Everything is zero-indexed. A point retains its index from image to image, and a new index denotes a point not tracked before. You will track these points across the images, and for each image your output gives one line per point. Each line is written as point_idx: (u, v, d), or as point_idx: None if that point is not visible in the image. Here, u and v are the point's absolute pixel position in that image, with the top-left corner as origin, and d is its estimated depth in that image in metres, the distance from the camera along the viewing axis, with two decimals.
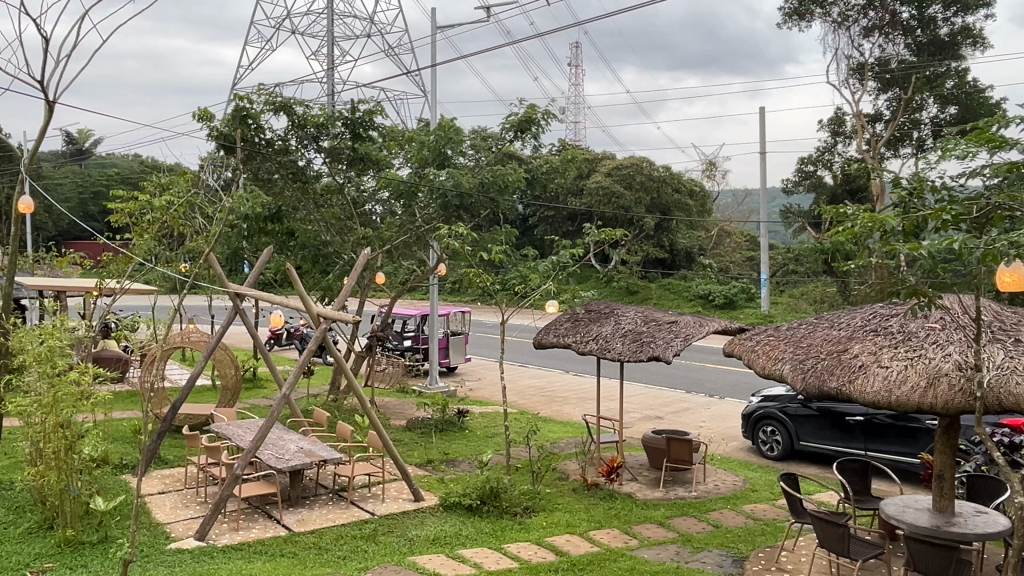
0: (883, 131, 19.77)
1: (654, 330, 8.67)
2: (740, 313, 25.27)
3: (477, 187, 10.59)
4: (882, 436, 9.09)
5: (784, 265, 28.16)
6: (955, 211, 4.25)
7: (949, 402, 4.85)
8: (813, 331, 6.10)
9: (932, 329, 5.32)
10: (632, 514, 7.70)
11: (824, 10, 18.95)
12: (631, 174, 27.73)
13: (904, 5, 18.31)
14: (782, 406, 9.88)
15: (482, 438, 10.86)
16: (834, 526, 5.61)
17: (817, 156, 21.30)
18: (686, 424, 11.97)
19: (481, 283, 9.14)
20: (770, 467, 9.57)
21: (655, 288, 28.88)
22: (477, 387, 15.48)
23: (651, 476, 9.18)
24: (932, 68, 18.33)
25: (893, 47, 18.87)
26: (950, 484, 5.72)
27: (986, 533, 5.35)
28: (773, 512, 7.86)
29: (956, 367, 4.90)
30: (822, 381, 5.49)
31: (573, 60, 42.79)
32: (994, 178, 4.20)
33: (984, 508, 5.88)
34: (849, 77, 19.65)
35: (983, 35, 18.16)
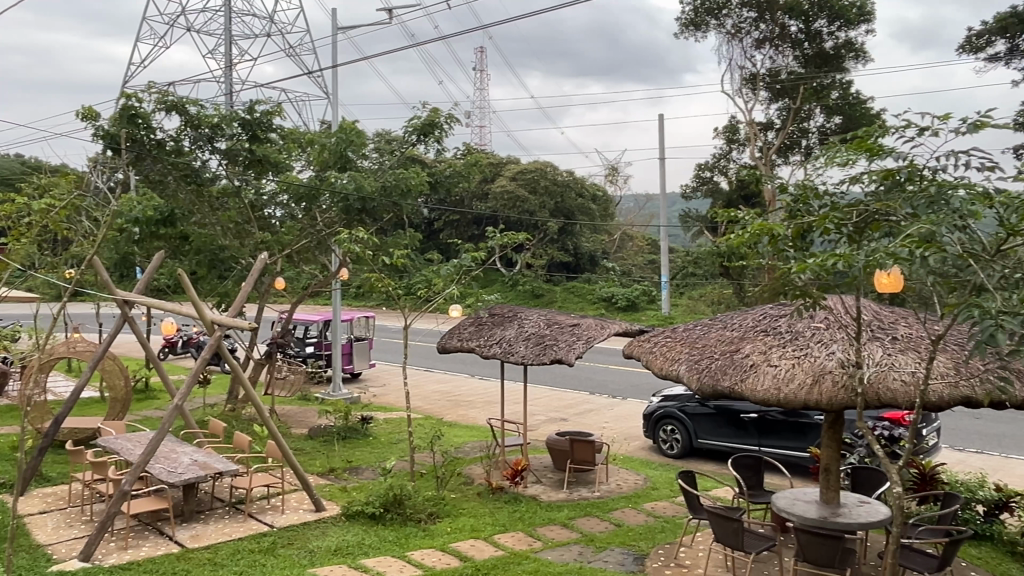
0: (774, 139, 20.64)
1: (557, 334, 8.74)
2: (643, 314, 25.97)
3: (378, 191, 10.46)
4: (775, 431, 9.45)
5: (684, 268, 28.98)
6: (837, 218, 4.43)
7: (833, 398, 5.05)
8: (708, 332, 6.28)
9: (817, 329, 5.56)
10: (536, 516, 7.73)
11: (718, 21, 19.67)
12: (536, 178, 28.01)
13: (792, 19, 19.05)
14: (680, 406, 10.13)
15: (386, 445, 10.73)
16: (729, 521, 5.78)
17: (714, 163, 22.03)
18: (589, 425, 12.15)
19: (383, 288, 9.02)
20: (670, 465, 9.82)
21: (560, 291, 29.23)
22: (382, 393, 15.30)
23: (556, 477, 9.26)
24: (819, 80, 19.23)
25: (783, 59, 19.76)
26: (836, 476, 6.00)
27: (869, 521, 5.61)
28: (672, 509, 8.06)
29: (839, 365, 5.13)
30: (715, 381, 5.64)
31: (479, 65, 42.96)
32: (872, 185, 4.40)
33: (867, 498, 6.18)
34: (742, 87, 20.45)
35: (865, 49, 18.90)
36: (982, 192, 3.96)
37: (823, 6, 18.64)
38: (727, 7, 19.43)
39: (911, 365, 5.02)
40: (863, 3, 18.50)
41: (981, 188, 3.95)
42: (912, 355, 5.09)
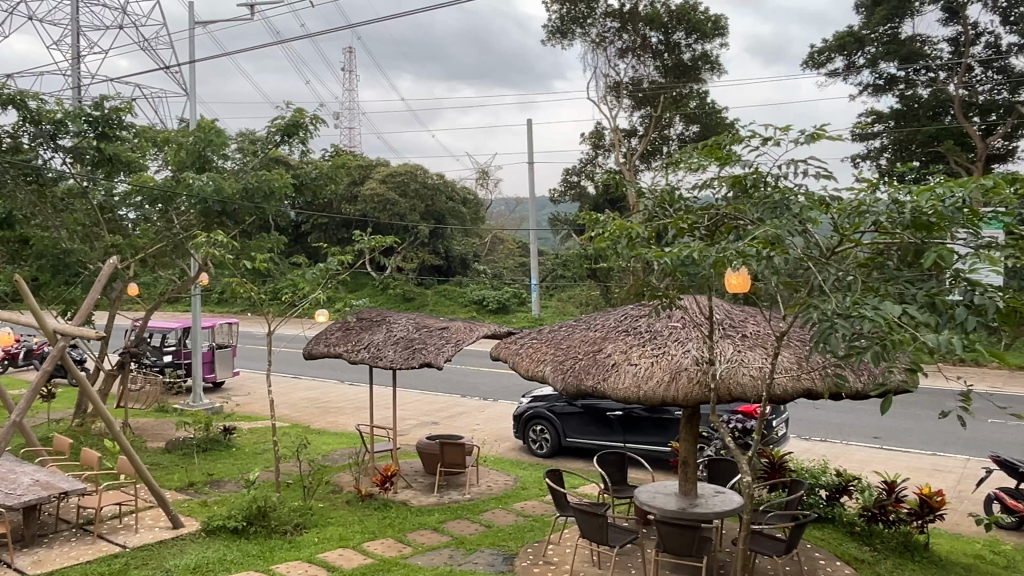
0: (637, 146, 21.43)
1: (426, 337, 8.70)
2: (514, 316, 26.28)
3: (239, 193, 10.09)
4: (639, 428, 9.79)
5: (553, 270, 29.59)
6: (690, 220, 4.61)
7: (689, 394, 5.27)
8: (571, 333, 6.42)
9: (673, 328, 5.80)
10: (407, 522, 7.67)
11: (583, 30, 20.15)
12: (405, 181, 27.71)
13: (652, 30, 19.78)
14: (549, 405, 10.32)
15: (250, 456, 10.37)
16: (594, 517, 5.93)
17: (581, 168, 22.61)
18: (460, 428, 12.18)
19: (245, 293, 8.69)
20: (539, 465, 9.97)
21: (431, 294, 29.16)
22: (245, 402, 14.77)
23: (426, 481, 9.22)
24: (678, 89, 20.14)
25: (644, 69, 20.49)
26: (693, 469, 6.27)
27: (724, 510, 5.89)
28: (541, 508, 8.18)
29: (694, 361, 5.36)
30: (579, 380, 5.79)
31: (347, 65, 42.18)
32: (722, 190, 4.61)
33: (722, 488, 6.50)
34: (606, 94, 21.08)
35: (720, 62, 19.97)
36: (819, 199, 4.22)
37: (681, 19, 19.46)
38: (592, 17, 19.95)
39: (759, 360, 5.33)
40: (718, 18, 19.51)
41: (819, 196, 4.21)
42: (760, 351, 5.40)
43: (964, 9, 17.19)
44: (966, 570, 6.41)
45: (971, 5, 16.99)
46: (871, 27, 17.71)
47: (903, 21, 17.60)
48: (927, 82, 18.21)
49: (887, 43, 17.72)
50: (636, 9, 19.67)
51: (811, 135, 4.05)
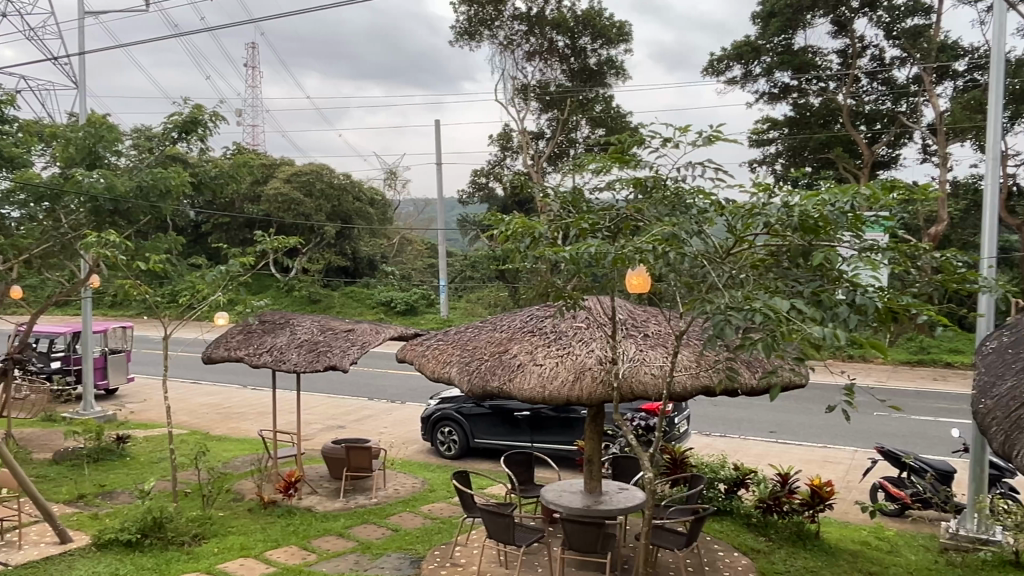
0: (544, 148, 21.68)
1: (331, 340, 8.55)
2: (422, 318, 26.15)
3: (134, 191, 9.67)
4: (546, 428, 9.89)
5: (462, 272, 29.62)
6: (592, 219, 4.66)
7: (592, 393, 5.36)
8: (478, 334, 6.43)
9: (578, 329, 5.89)
10: (311, 528, 7.52)
11: (491, 33, 20.21)
12: (311, 181, 27.10)
13: (559, 34, 20.01)
14: (457, 406, 10.31)
15: (145, 465, 9.95)
16: (500, 517, 5.95)
17: (489, 169, 22.69)
18: (366, 431, 12.01)
19: (139, 295, 8.33)
20: (447, 467, 9.95)
21: (337, 296, 28.73)
22: (141, 409, 14.17)
23: (331, 486, 9.05)
24: (584, 93, 20.49)
25: (551, 72, 20.72)
26: (598, 467, 6.38)
27: (628, 507, 6.02)
28: (449, 510, 8.16)
29: (597, 361, 5.46)
30: (485, 381, 5.80)
31: (250, 61, 41.08)
32: (624, 192, 4.69)
33: (626, 485, 6.64)
34: (514, 97, 21.22)
35: (624, 67, 20.39)
36: (715, 200, 4.35)
37: (587, 24, 19.76)
38: (499, 19, 20.01)
39: (660, 360, 5.46)
40: (622, 24, 19.93)
41: (715, 197, 4.34)
42: (661, 351, 5.54)
43: (851, 22, 18.07)
44: (854, 556, 6.72)
45: (857, 19, 17.87)
46: (766, 38, 18.37)
47: (796, 33, 18.36)
48: (818, 91, 19.04)
49: (780, 53, 18.47)
50: (542, 13, 19.84)
51: (708, 136, 4.16)
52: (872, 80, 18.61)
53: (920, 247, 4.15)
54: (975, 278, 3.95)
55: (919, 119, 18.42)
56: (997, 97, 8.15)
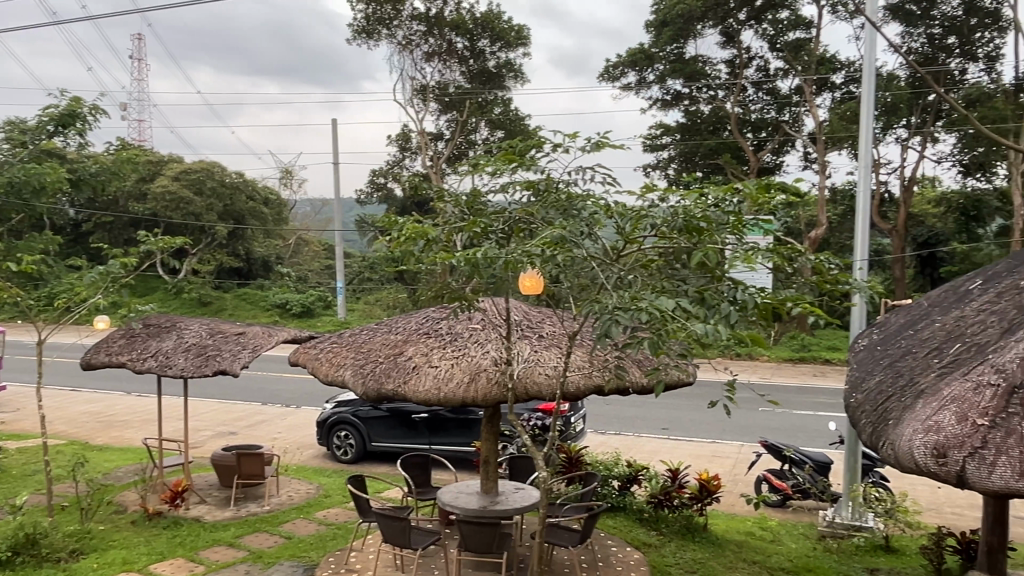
0: (443, 149, 21.65)
1: (220, 343, 8.28)
2: (319, 320, 25.66)
3: (4, 187, 9.07)
4: (444, 429, 9.88)
5: (360, 273, 29.25)
6: (484, 222, 4.63)
7: (487, 394, 5.39)
8: (373, 336, 6.37)
9: (474, 330, 5.91)
10: (199, 539, 7.25)
11: (389, 32, 20.01)
12: (201, 179, 25.95)
13: (458, 36, 20.02)
14: (354, 410, 10.16)
15: (17, 479, 9.35)
16: (396, 521, 5.89)
17: (387, 169, 22.47)
18: (259, 437, 11.66)
19: (10, 298, 7.82)
20: (343, 472, 9.80)
21: (230, 298, 27.84)
22: (12, 419, 13.31)
23: (221, 495, 8.76)
24: (483, 95, 20.58)
25: (450, 74, 20.69)
26: (494, 467, 6.41)
27: (523, 506, 6.08)
28: (344, 515, 8.04)
29: (493, 362, 5.50)
30: (379, 384, 5.74)
31: (135, 53, 39.31)
32: (517, 194, 4.71)
33: (522, 485, 6.71)
34: (413, 97, 21.09)
35: (523, 71, 20.59)
36: (605, 203, 4.45)
37: (486, 27, 19.83)
38: (398, 19, 19.84)
39: (553, 360, 5.54)
40: (521, 28, 20.12)
41: (604, 200, 4.43)
42: (555, 351, 5.63)
43: (738, 34, 18.81)
44: (739, 546, 7.01)
45: (744, 31, 18.62)
46: (659, 46, 18.88)
47: (687, 42, 18.97)
48: (708, 99, 19.72)
49: (672, 61, 19.05)
50: (441, 14, 19.77)
51: (597, 141, 4.21)
52: (757, 90, 19.41)
53: (796, 249, 4.30)
54: (846, 279, 4.18)
55: (801, 128, 19.36)
56: (867, 109, 8.66)
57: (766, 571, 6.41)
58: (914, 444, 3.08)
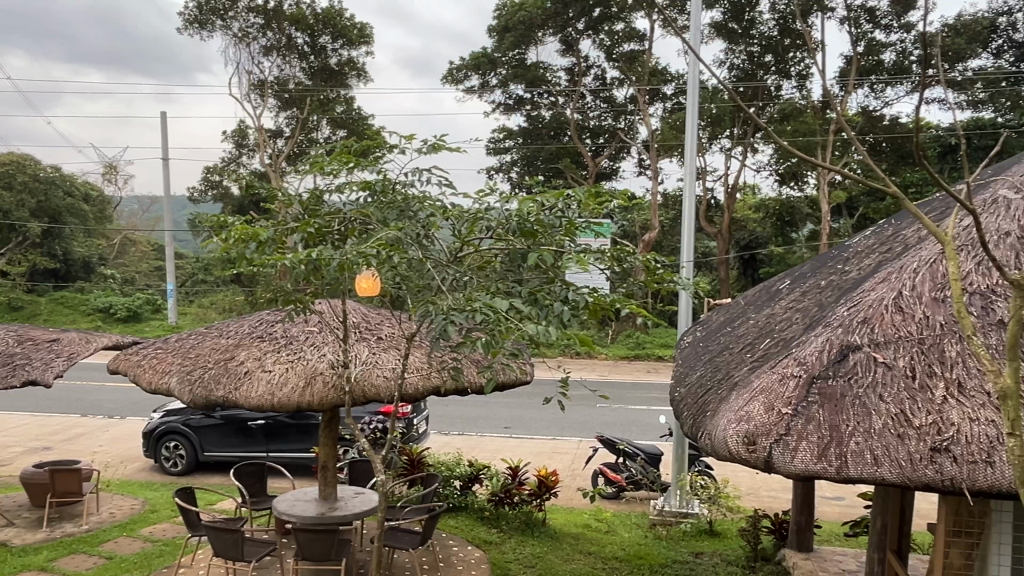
0: (283, 147, 21.00)
1: (30, 351, 7.61)
2: (147, 325, 24.18)
3: None
4: (282, 435, 9.58)
5: (194, 275, 27.87)
6: (318, 224, 4.48)
7: (323, 399, 5.29)
8: (201, 341, 6.09)
9: (310, 333, 5.77)
10: (5, 565, 6.63)
11: (224, 23, 19.13)
12: (11, 172, 23.82)
13: (298, 31, 19.48)
14: (184, 419, 9.64)
15: None
16: (227, 533, 5.63)
17: (223, 167, 21.51)
18: (77, 452, 10.83)
19: None
20: (173, 484, 9.28)
21: (45, 302, 25.70)
22: None
23: (32, 516, 8.05)
24: (324, 93, 20.11)
25: (290, 69, 20.12)
26: (333, 472, 6.28)
27: (363, 511, 5.99)
28: (172, 531, 7.62)
29: (329, 365, 5.40)
30: (208, 391, 5.50)
31: None
32: (353, 195, 4.60)
33: (361, 490, 6.61)
34: (250, 92, 20.30)
35: (365, 69, 20.33)
36: (441, 205, 4.43)
37: (327, 23, 19.38)
38: (233, 10, 19.00)
39: (391, 362, 5.51)
40: (363, 26, 19.82)
41: (440, 202, 4.40)
42: (393, 353, 5.60)
43: (577, 43, 19.42)
44: (576, 538, 7.25)
45: (583, 40, 19.25)
46: (502, 51, 19.12)
47: (529, 49, 19.34)
48: (549, 105, 20.24)
49: (514, 66, 19.36)
50: (280, 8, 19.15)
51: (433, 144, 4.18)
52: (595, 97, 20.06)
53: (627, 249, 4.43)
54: (671, 278, 4.42)
55: (635, 136, 20.25)
56: (693, 118, 9.13)
57: (601, 560, 6.67)
58: (726, 433, 3.29)
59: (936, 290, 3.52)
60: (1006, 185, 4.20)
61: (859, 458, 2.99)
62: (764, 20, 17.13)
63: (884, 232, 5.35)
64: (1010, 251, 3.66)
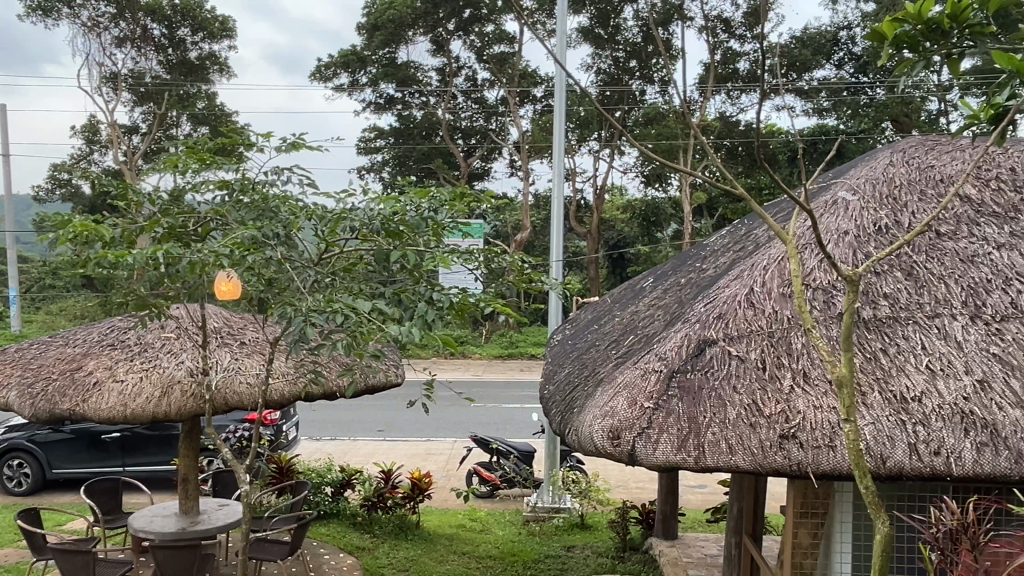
0: (140, 144, 19.93)
1: None
2: None
3: None
4: (140, 448, 9.06)
5: (40, 280, 25.94)
6: (171, 222, 4.24)
7: (182, 408, 5.07)
8: (44, 351, 5.68)
9: (166, 340, 5.49)
10: None
11: (71, 11, 17.92)
12: None
13: (154, 22, 18.53)
14: (29, 434, 8.97)
15: None
16: (77, 554, 5.27)
17: (72, 164, 20.14)
18: None
19: None
20: (17, 506, 8.62)
21: None
22: None
23: None
24: (184, 88, 19.13)
25: (146, 62, 19.10)
26: (194, 485, 5.99)
27: (228, 524, 5.77)
28: (16, 556, 7.08)
29: (188, 374, 5.16)
30: (52, 405, 5.16)
31: None
32: (211, 194, 4.40)
33: (226, 501, 6.36)
34: (101, 85, 19.10)
35: (228, 64, 19.57)
36: (303, 204, 4.29)
37: (186, 15, 18.56)
38: None
39: (255, 367, 5.33)
40: (225, 19, 19.07)
41: (301, 202, 4.26)
42: (257, 358, 5.40)
43: (447, 43, 19.40)
44: (450, 539, 7.24)
45: (453, 40, 19.27)
46: (371, 50, 18.81)
47: (399, 48, 19.13)
48: (420, 105, 20.12)
49: (385, 65, 19.08)
50: None
51: (292, 141, 4.03)
52: (466, 98, 20.14)
53: (493, 250, 4.47)
54: (538, 276, 4.48)
55: (506, 137, 20.50)
56: (561, 120, 9.29)
57: (475, 560, 6.68)
58: (592, 429, 3.38)
59: (783, 286, 3.73)
60: (844, 187, 4.51)
61: (715, 448, 3.13)
62: (627, 26, 17.68)
63: (737, 232, 5.63)
64: (846, 249, 3.93)
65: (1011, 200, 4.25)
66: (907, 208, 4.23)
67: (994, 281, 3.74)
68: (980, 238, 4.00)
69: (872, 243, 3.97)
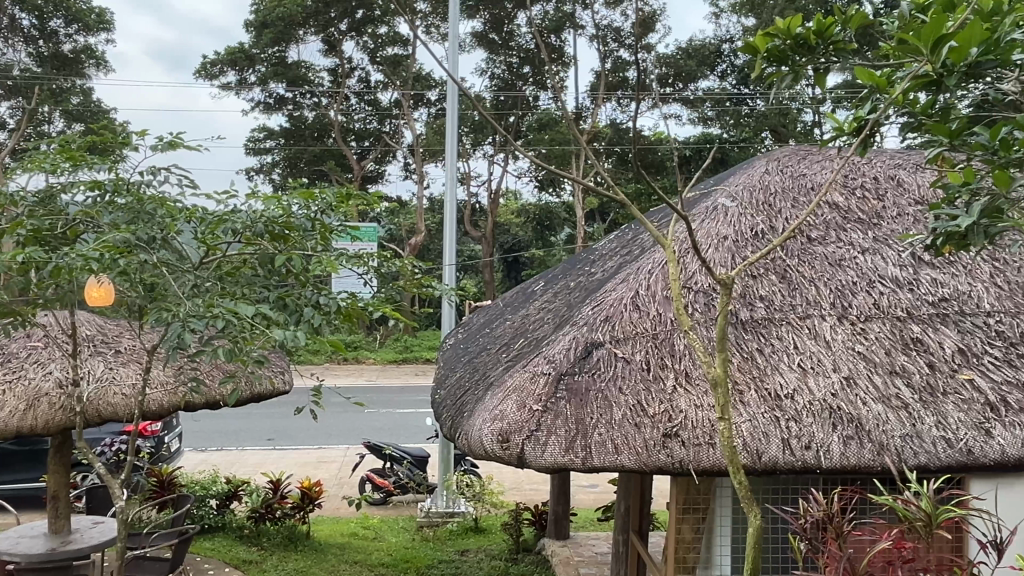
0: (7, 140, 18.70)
1: None
2: None
3: None
4: (6, 465, 8.50)
5: None
6: (36, 224, 3.98)
7: (49, 421, 4.81)
8: None
9: (33, 349, 5.15)
10: None
11: None
12: None
13: (22, 12, 17.59)
14: None
15: None
16: None
17: None
18: None
19: None
20: None
21: None
22: None
23: None
24: (57, 82, 17.94)
25: (13, 54, 17.99)
26: (65, 502, 5.66)
27: (103, 542, 5.45)
28: None
29: (56, 385, 4.88)
30: None
31: None
32: (81, 194, 4.15)
33: (101, 519, 6.03)
34: None
35: (105, 58, 18.61)
36: (183, 206, 4.12)
37: (58, 5, 17.58)
38: None
39: (132, 377, 5.11)
40: (102, 11, 18.16)
41: (181, 204, 4.09)
42: (134, 367, 5.16)
43: (339, 44, 19.09)
44: (341, 548, 7.10)
45: (345, 41, 18.98)
46: (259, 48, 18.34)
47: (289, 47, 18.74)
48: (311, 105, 19.71)
49: (274, 64, 18.65)
50: None
51: (170, 141, 3.86)
52: (359, 100, 19.93)
53: (382, 254, 4.42)
54: (427, 281, 4.46)
55: (400, 139, 20.35)
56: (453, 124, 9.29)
57: (368, 568, 6.57)
58: (482, 432, 3.38)
59: (666, 289, 3.85)
60: (724, 195, 4.69)
61: (601, 448, 3.19)
62: (520, 33, 17.89)
63: (623, 237, 5.77)
64: (725, 253, 4.08)
65: (874, 207, 4.53)
66: (781, 214, 4.45)
67: (858, 283, 3.97)
68: (846, 243, 4.24)
69: (748, 247, 4.15)
